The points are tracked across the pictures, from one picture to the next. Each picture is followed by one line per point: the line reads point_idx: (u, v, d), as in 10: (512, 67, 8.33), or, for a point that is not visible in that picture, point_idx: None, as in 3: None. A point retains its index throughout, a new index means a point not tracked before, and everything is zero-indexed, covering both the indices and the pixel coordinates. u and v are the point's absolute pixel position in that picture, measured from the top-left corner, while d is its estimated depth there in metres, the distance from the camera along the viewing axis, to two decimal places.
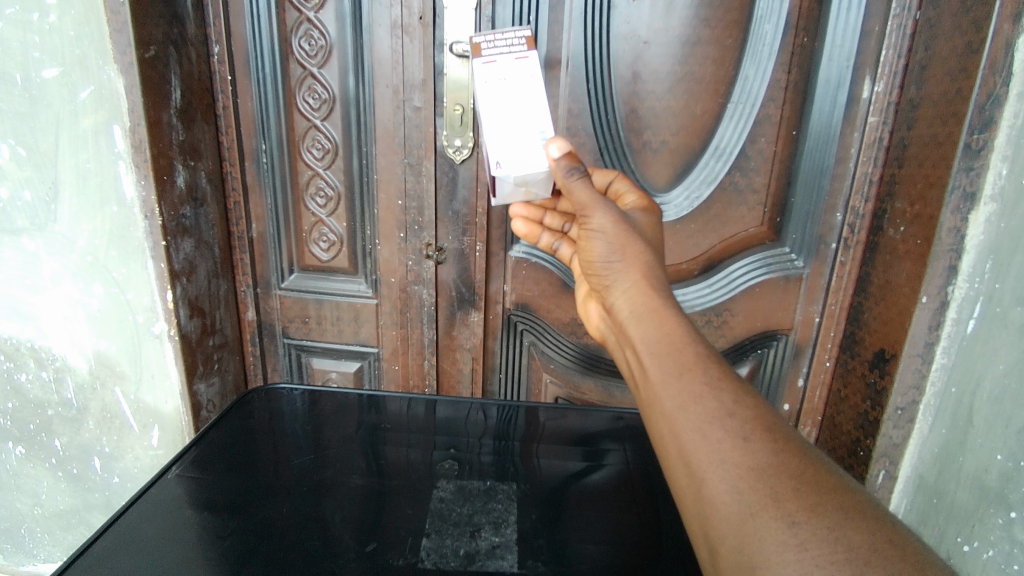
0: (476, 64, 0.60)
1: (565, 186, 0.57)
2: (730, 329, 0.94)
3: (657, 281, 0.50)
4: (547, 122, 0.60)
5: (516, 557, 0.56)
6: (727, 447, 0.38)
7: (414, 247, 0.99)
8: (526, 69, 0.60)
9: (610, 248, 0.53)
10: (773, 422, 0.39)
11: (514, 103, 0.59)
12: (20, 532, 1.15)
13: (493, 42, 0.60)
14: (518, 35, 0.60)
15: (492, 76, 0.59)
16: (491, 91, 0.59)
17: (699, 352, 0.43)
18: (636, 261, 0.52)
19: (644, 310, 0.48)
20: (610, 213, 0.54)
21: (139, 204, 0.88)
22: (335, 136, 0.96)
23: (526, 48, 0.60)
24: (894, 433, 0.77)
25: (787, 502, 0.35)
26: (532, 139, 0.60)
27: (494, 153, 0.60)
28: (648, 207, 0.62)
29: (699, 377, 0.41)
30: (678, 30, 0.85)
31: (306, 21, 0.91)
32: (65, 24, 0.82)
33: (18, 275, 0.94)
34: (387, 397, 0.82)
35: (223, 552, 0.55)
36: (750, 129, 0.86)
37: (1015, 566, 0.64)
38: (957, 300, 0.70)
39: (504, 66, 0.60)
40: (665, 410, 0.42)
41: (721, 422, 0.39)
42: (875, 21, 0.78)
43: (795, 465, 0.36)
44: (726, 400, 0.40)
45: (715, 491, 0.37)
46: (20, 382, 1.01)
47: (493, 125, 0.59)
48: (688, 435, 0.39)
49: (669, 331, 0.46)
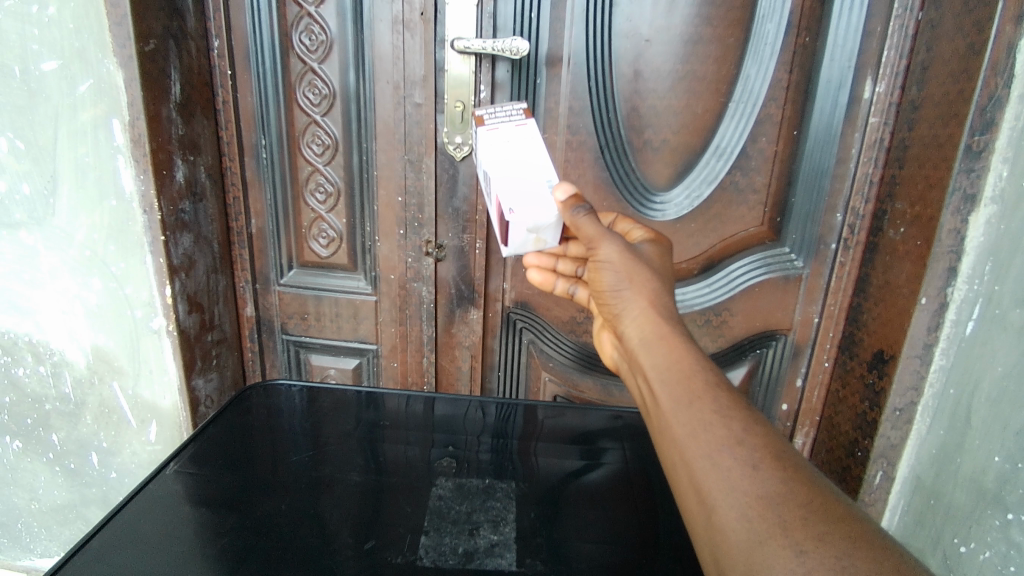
0: (480, 132, 0.63)
1: (572, 224, 0.57)
2: (729, 328, 0.95)
3: (665, 308, 0.51)
4: (551, 172, 0.61)
5: (515, 555, 0.56)
6: (737, 475, 0.38)
7: (413, 244, 0.99)
8: (526, 133, 0.63)
9: (618, 277, 0.53)
10: (782, 450, 0.39)
11: (519, 159, 0.61)
12: (17, 527, 1.15)
13: (494, 113, 0.64)
14: (516, 107, 0.65)
15: (497, 138, 0.62)
16: (496, 151, 0.61)
17: (708, 380, 0.44)
18: (644, 288, 0.52)
19: (654, 338, 0.49)
20: (617, 245, 0.55)
21: (138, 198, 0.87)
22: (335, 132, 0.95)
23: (524, 116, 0.65)
24: (892, 434, 0.77)
25: (794, 530, 0.35)
26: (538, 186, 0.60)
27: (505, 201, 0.59)
28: (657, 239, 0.61)
29: (710, 405, 0.42)
30: (680, 29, 0.84)
31: (307, 16, 0.91)
32: (65, 17, 0.81)
33: (16, 269, 0.94)
34: (385, 394, 0.82)
35: (222, 548, 0.55)
36: (752, 128, 0.86)
37: (1012, 567, 0.63)
38: (957, 301, 0.70)
39: (506, 132, 0.63)
40: (676, 438, 0.42)
41: (730, 450, 0.39)
42: (877, 21, 0.78)
43: (803, 494, 0.37)
44: (736, 428, 0.40)
45: (724, 519, 0.37)
46: (18, 376, 1.01)
47: (498, 176, 0.60)
48: (699, 462, 0.40)
49: (678, 358, 0.46)
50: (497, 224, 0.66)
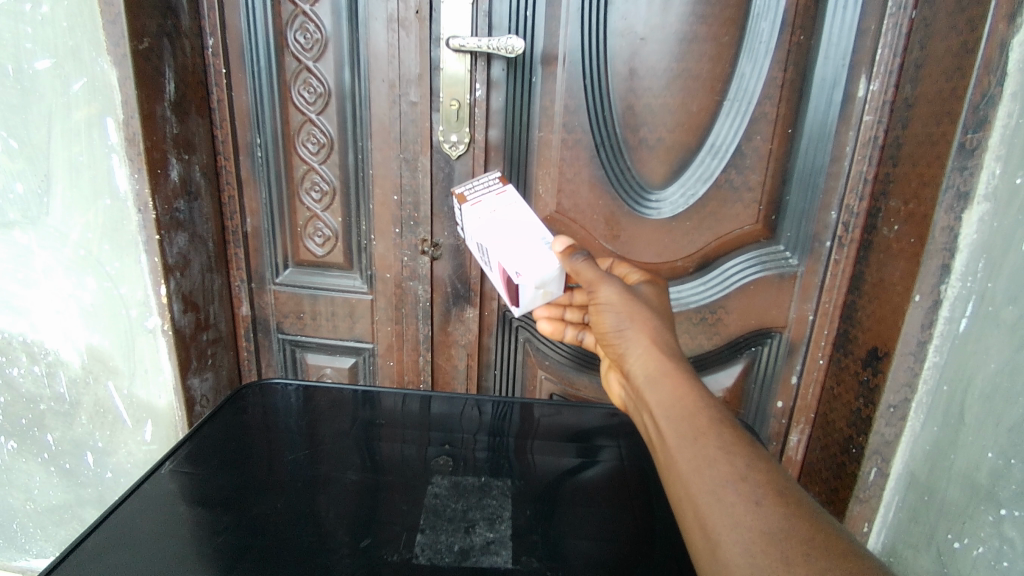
0: (465, 206, 0.71)
1: (572, 270, 0.60)
2: (724, 326, 0.95)
3: (666, 347, 0.55)
4: (545, 231, 0.66)
5: (511, 553, 0.57)
6: (741, 510, 0.41)
7: (410, 242, 0.99)
8: (506, 198, 0.70)
9: (620, 318, 0.57)
10: (784, 486, 0.43)
11: (508, 223, 0.66)
12: (11, 528, 1.14)
13: (473, 188, 0.74)
14: (492, 178, 0.75)
15: (482, 210, 0.69)
16: (485, 220, 0.67)
17: (712, 417, 0.48)
18: (645, 327, 0.56)
19: (658, 375, 0.53)
20: (616, 287, 0.58)
21: (133, 197, 0.87)
22: (331, 131, 0.95)
23: (501, 184, 0.73)
24: (887, 431, 0.78)
25: (796, 566, 0.37)
26: (536, 244, 0.64)
27: (511, 265, 0.62)
28: (653, 280, 0.65)
29: (714, 442, 0.46)
30: (675, 27, 0.84)
31: (302, 14, 0.90)
32: (58, 15, 0.81)
33: (10, 269, 0.94)
34: (381, 393, 0.81)
35: (217, 547, 0.55)
36: (747, 126, 0.86)
37: (1005, 563, 0.63)
38: (950, 298, 0.71)
39: (489, 202, 0.70)
40: (681, 473, 0.46)
41: (734, 485, 0.43)
42: (871, 19, 0.78)
43: (805, 530, 0.39)
44: (739, 464, 0.44)
45: (729, 553, 0.40)
46: (12, 376, 1.01)
47: (493, 242, 0.64)
48: (703, 496, 0.43)
49: (683, 396, 0.50)
50: (505, 288, 0.69)
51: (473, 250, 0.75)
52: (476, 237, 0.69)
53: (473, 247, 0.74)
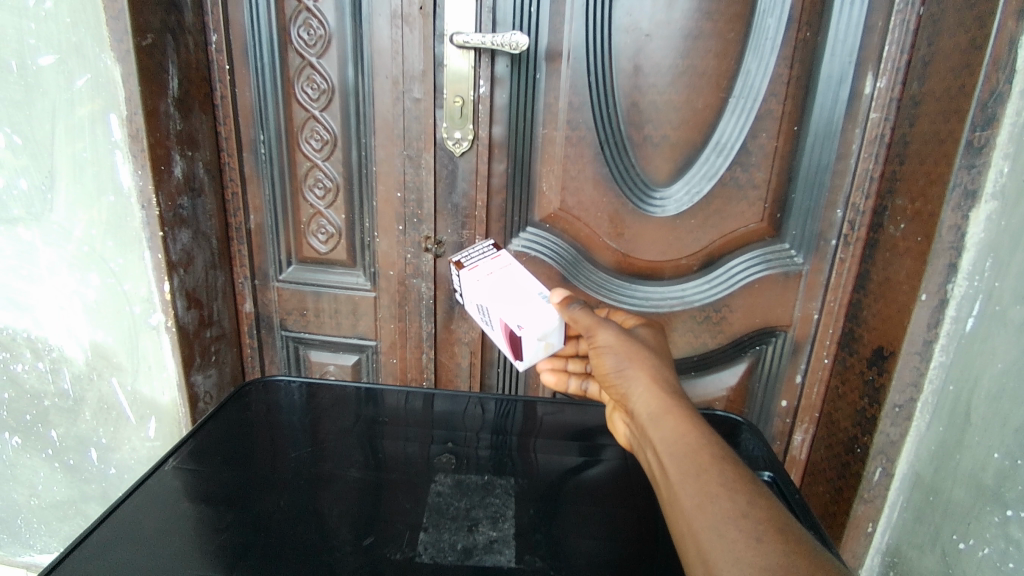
0: (464, 272, 0.72)
1: (570, 318, 0.61)
2: (729, 325, 0.94)
3: (668, 383, 0.54)
4: (542, 288, 0.68)
5: (514, 551, 0.57)
6: (742, 547, 0.41)
7: (413, 240, 0.99)
8: (504, 261, 0.73)
9: (619, 358, 0.57)
10: (785, 523, 0.42)
11: (506, 283, 0.68)
12: (16, 523, 1.15)
13: (469, 254, 0.76)
14: (486, 246, 0.77)
15: (481, 274, 0.71)
16: (484, 283, 0.69)
17: (715, 454, 0.47)
18: (645, 366, 0.55)
19: (659, 411, 0.52)
20: (613, 330, 0.59)
21: (137, 193, 0.87)
22: (334, 127, 0.95)
23: (495, 250, 0.76)
24: (892, 431, 0.78)
25: None
26: (534, 299, 0.66)
27: (513, 318, 0.63)
28: (650, 324, 0.66)
29: (716, 479, 0.45)
30: (680, 24, 0.84)
31: (306, 10, 0.90)
32: (62, 11, 0.81)
33: (14, 265, 0.94)
34: (385, 390, 0.81)
35: (220, 545, 0.55)
36: (752, 124, 0.86)
37: (1010, 564, 0.62)
38: (956, 298, 0.70)
39: (487, 265, 0.72)
40: (684, 509, 0.45)
41: (736, 522, 0.42)
42: (878, 16, 0.78)
43: (805, 568, 0.39)
44: (740, 501, 0.44)
45: None
46: (17, 372, 1.01)
47: (493, 300, 0.66)
48: (706, 533, 0.43)
49: (685, 432, 0.49)
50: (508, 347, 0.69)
51: (474, 317, 0.75)
52: (475, 299, 0.70)
53: (473, 312, 0.75)
